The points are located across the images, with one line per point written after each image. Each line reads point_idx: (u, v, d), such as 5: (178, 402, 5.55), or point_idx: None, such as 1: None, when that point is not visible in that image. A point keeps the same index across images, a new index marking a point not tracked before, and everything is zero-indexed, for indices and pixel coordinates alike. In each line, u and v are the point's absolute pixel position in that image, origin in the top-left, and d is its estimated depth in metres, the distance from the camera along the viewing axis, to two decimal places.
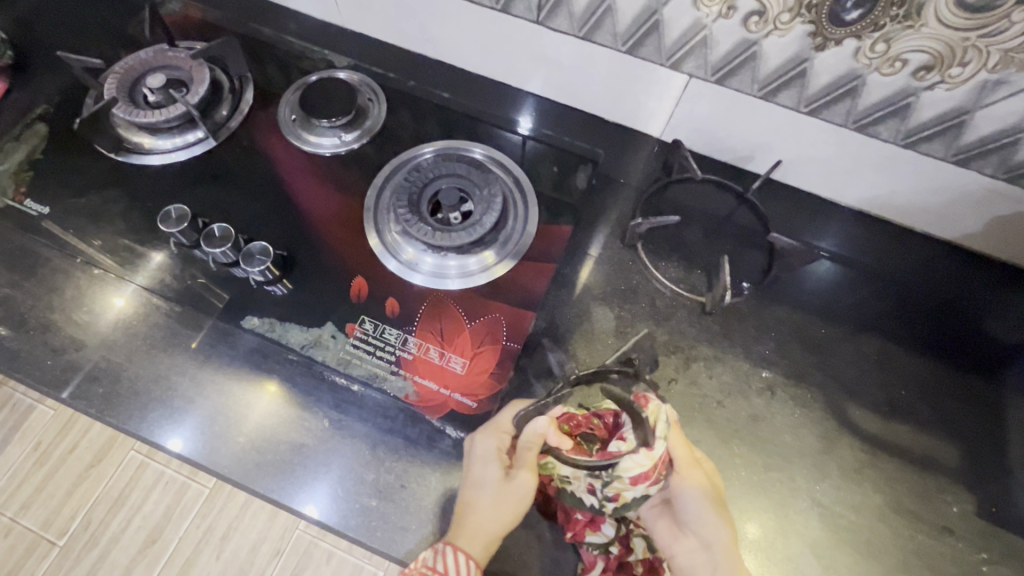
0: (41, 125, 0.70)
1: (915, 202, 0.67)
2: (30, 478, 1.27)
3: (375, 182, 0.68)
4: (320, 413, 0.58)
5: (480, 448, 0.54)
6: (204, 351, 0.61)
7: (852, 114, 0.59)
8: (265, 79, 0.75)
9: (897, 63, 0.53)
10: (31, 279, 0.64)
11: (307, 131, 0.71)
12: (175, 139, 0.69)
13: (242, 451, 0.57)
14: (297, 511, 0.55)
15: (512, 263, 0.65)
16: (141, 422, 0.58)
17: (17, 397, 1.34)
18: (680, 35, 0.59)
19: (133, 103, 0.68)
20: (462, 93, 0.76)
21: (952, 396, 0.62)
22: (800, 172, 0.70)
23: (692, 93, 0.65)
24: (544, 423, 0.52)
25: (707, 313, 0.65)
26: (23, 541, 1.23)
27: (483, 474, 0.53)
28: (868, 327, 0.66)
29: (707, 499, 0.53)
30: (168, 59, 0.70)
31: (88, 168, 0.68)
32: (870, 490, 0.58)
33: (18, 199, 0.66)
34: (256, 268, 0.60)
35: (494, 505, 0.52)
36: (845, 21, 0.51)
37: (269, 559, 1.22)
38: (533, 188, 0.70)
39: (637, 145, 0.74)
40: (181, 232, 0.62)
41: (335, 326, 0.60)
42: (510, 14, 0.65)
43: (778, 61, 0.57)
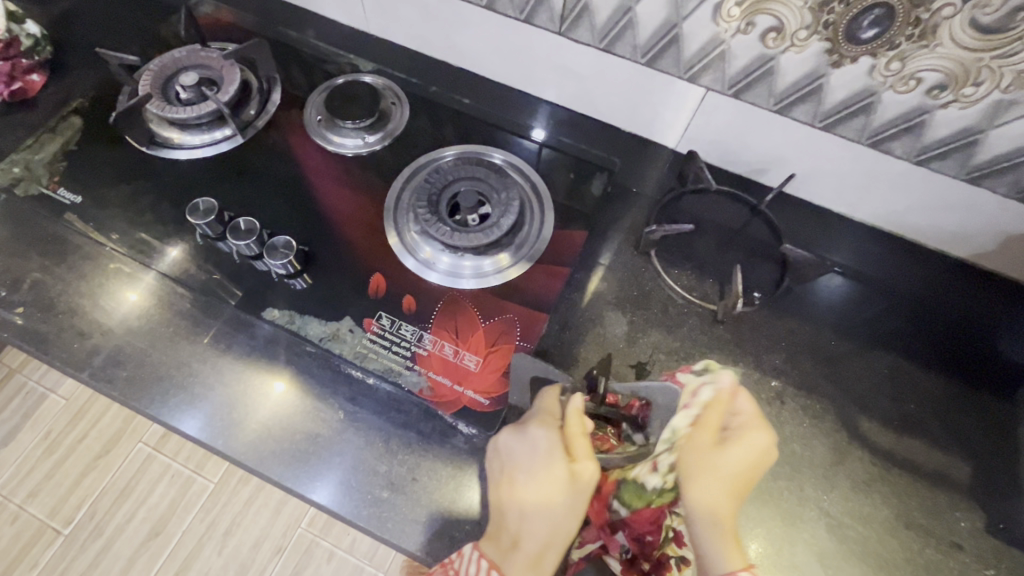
0: (77, 118, 0.72)
1: (927, 220, 0.68)
2: (38, 467, 1.28)
3: (396, 183, 0.70)
4: (335, 405, 0.60)
5: (545, 454, 0.47)
6: (226, 340, 0.62)
7: (867, 130, 0.60)
8: (292, 80, 0.77)
9: (911, 82, 0.55)
10: (61, 265, 0.66)
11: (332, 132, 0.73)
12: (203, 136, 0.72)
13: (259, 439, 0.58)
14: (310, 500, 0.56)
15: (526, 266, 0.66)
16: (162, 406, 0.59)
17: (30, 385, 1.36)
18: (699, 49, 0.61)
19: (166, 100, 0.71)
20: (483, 100, 0.78)
21: (964, 413, 0.63)
22: (812, 187, 0.71)
23: (709, 105, 0.66)
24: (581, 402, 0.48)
25: (718, 321, 0.66)
26: (28, 529, 1.24)
27: (545, 475, 0.46)
28: (878, 342, 0.66)
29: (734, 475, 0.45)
30: (202, 59, 0.73)
31: (120, 160, 0.70)
32: (879, 502, 0.58)
33: (52, 187, 0.68)
34: (279, 260, 0.62)
35: (556, 522, 0.45)
36: (861, 39, 0.53)
37: (271, 556, 1.23)
38: (550, 194, 0.71)
39: (653, 156, 0.75)
40: (207, 224, 0.64)
41: (353, 320, 0.62)
42: (533, 25, 0.67)
43: (794, 77, 0.59)
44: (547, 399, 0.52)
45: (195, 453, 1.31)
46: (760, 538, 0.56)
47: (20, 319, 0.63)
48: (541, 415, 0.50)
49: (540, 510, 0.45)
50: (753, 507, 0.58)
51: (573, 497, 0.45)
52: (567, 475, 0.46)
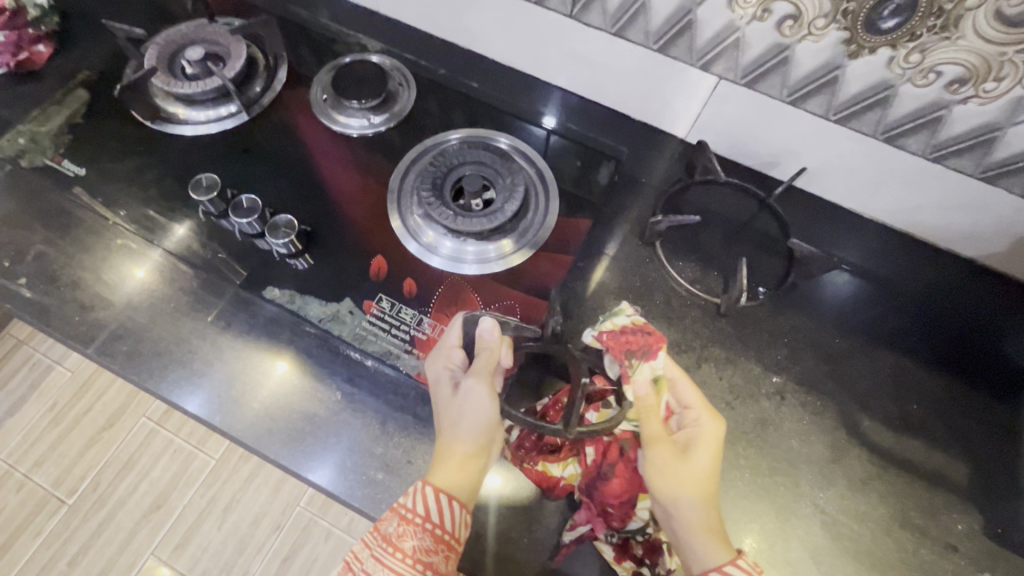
0: (83, 90, 0.72)
1: (939, 219, 0.66)
2: (44, 437, 1.30)
3: (400, 165, 0.69)
4: (333, 385, 0.59)
5: (468, 386, 0.53)
6: (225, 317, 0.62)
7: (882, 124, 0.59)
8: (299, 57, 0.76)
9: (930, 75, 0.53)
10: (64, 238, 0.66)
11: (338, 111, 0.72)
12: (209, 112, 0.71)
13: (256, 416, 0.58)
14: (307, 479, 0.57)
15: (528, 253, 0.66)
16: (161, 381, 0.60)
17: (36, 357, 1.37)
18: (713, 36, 0.59)
19: (172, 75, 0.70)
20: (491, 84, 0.77)
21: (967, 416, 0.62)
22: (822, 182, 0.69)
23: (721, 95, 0.65)
24: (489, 325, 0.56)
25: (721, 315, 0.65)
26: (33, 498, 1.26)
27: (444, 395, 0.54)
28: (883, 342, 0.66)
29: (676, 481, 0.51)
30: (208, 33, 0.72)
31: (124, 134, 0.70)
32: (875, 501, 0.58)
33: (57, 159, 0.68)
34: (280, 239, 0.61)
35: (474, 422, 0.52)
36: (881, 29, 0.51)
37: (269, 533, 1.25)
38: (556, 181, 0.70)
39: (662, 145, 0.74)
40: (210, 202, 0.64)
41: (353, 302, 0.62)
42: (544, 7, 0.66)
43: (810, 67, 0.57)
44: (455, 326, 0.57)
45: (198, 429, 1.33)
46: (752, 533, 0.56)
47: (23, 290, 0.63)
48: (443, 358, 0.56)
49: (453, 422, 0.53)
50: (749, 502, 0.57)
51: (464, 407, 0.53)
52: (455, 390, 0.54)
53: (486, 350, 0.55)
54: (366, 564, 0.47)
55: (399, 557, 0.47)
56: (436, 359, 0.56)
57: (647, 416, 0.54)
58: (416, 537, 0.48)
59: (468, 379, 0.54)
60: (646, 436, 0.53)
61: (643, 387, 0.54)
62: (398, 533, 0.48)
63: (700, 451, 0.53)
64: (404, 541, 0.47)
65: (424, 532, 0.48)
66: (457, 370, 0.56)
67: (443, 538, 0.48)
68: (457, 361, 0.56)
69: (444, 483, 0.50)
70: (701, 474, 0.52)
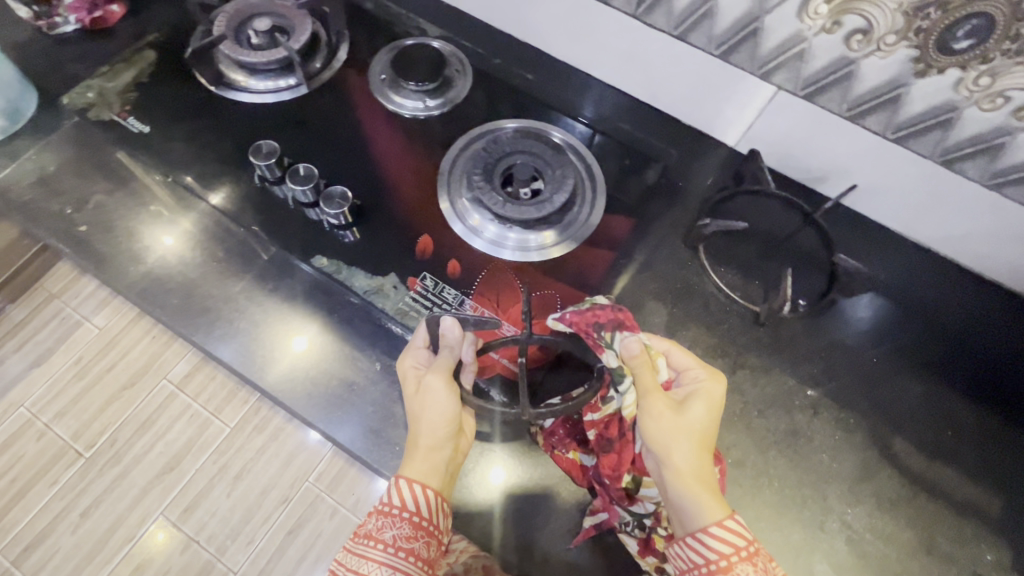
0: (151, 51, 0.74)
1: (987, 248, 0.66)
2: (67, 390, 1.33)
3: (452, 149, 0.70)
4: (371, 356, 0.62)
5: (429, 384, 0.55)
6: (272, 281, 0.65)
7: (940, 147, 0.59)
8: (360, 36, 0.78)
9: (998, 100, 0.53)
10: (126, 193, 0.68)
11: (394, 92, 0.74)
12: (269, 82, 0.73)
13: (295, 377, 0.61)
14: (338, 442, 0.59)
15: (571, 246, 0.66)
16: (207, 335, 0.63)
17: (67, 311, 1.41)
18: (777, 45, 0.60)
19: (238, 43, 0.72)
20: (546, 78, 0.78)
21: (1001, 448, 0.61)
22: (871, 202, 0.69)
23: (778, 105, 0.65)
24: (450, 324, 0.56)
25: (759, 324, 0.65)
26: (52, 448, 1.29)
27: (411, 392, 0.56)
28: (920, 366, 0.65)
29: (667, 431, 0.53)
30: (275, 6, 0.74)
31: (188, 96, 0.72)
32: (903, 523, 0.58)
33: (123, 115, 0.70)
34: (333, 210, 0.63)
35: (437, 418, 0.54)
36: (953, 50, 0.51)
37: (277, 505, 1.27)
38: (603, 177, 0.70)
39: (711, 151, 0.74)
40: (268, 166, 0.65)
41: (397, 277, 0.63)
42: (608, 5, 0.67)
43: (873, 84, 0.57)
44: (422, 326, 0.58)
45: (215, 396, 1.35)
46: (776, 541, 0.56)
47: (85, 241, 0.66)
48: (412, 358, 0.57)
49: (419, 415, 0.55)
50: (776, 511, 0.57)
51: (424, 406, 0.55)
52: (417, 388, 0.56)
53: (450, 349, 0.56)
54: (353, 561, 0.50)
55: (382, 550, 0.50)
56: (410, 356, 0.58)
57: (643, 368, 0.54)
58: (395, 527, 0.50)
59: (430, 376, 0.55)
60: (642, 386, 0.54)
61: (633, 348, 0.55)
62: (377, 527, 0.51)
63: (697, 407, 0.53)
64: (385, 532, 0.50)
65: (401, 521, 0.51)
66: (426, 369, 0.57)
67: (422, 524, 0.51)
68: (424, 360, 0.57)
69: (413, 474, 0.52)
70: (696, 429, 0.53)
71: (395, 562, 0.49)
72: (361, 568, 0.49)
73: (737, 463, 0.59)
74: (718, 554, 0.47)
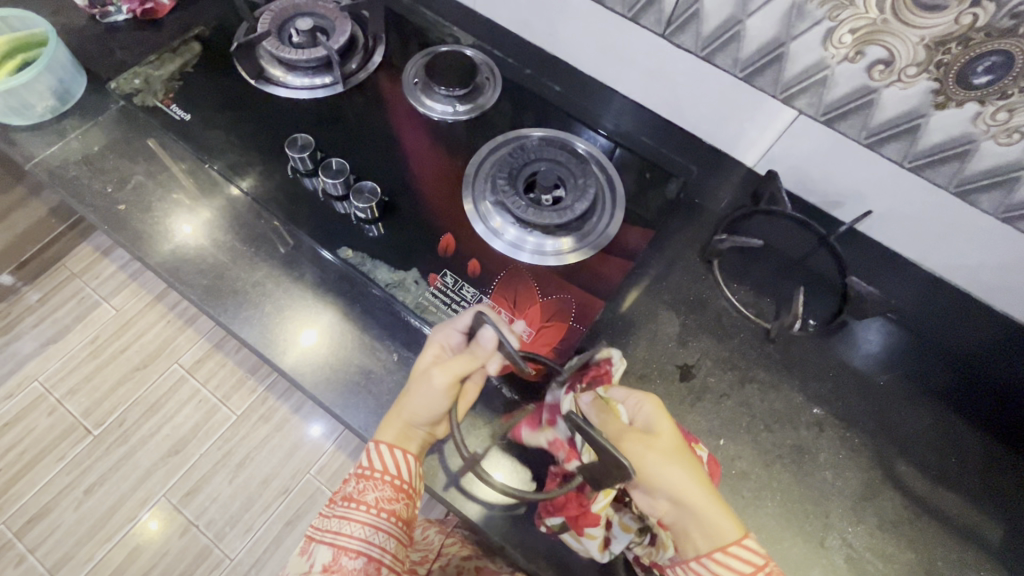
0: (197, 44, 0.77)
1: (999, 281, 0.67)
2: (81, 368, 1.36)
3: (479, 153, 0.73)
4: (389, 347, 0.65)
5: (432, 378, 0.54)
6: (299, 269, 0.68)
7: (956, 178, 0.60)
8: (396, 41, 0.81)
9: (1015, 135, 0.54)
10: (169, 181, 0.73)
11: (426, 95, 0.76)
12: (306, 79, 0.76)
13: (314, 362, 0.63)
14: (351, 427, 0.61)
15: (588, 253, 0.67)
16: (232, 316, 0.66)
17: (86, 291, 1.44)
18: (801, 71, 0.61)
19: (281, 41, 0.75)
20: (573, 91, 0.80)
21: (1006, 478, 0.62)
22: (885, 228, 0.70)
23: (798, 129, 0.67)
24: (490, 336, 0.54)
25: (769, 340, 0.66)
26: (62, 424, 1.31)
27: (421, 366, 0.56)
28: (927, 392, 0.66)
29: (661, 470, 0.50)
30: (318, 7, 0.77)
31: (229, 88, 0.75)
32: (903, 545, 0.58)
33: (166, 102, 0.73)
34: (362, 203, 0.65)
35: (427, 407, 0.54)
36: (973, 84, 0.53)
37: (277, 495, 1.28)
38: (624, 189, 0.72)
39: (730, 170, 0.76)
40: (302, 158, 0.68)
41: (419, 272, 0.65)
42: (638, 24, 0.69)
43: (893, 113, 0.59)
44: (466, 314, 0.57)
45: (225, 383, 1.37)
46: (777, 554, 0.57)
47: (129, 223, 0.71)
48: (442, 334, 0.57)
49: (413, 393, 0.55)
50: (778, 524, 0.58)
51: (419, 388, 0.54)
52: (427, 366, 0.55)
53: (474, 352, 0.54)
54: (333, 522, 0.56)
55: (364, 510, 0.55)
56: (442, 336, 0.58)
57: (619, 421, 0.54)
58: (376, 490, 0.55)
59: (437, 368, 0.54)
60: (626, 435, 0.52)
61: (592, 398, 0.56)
62: (359, 490, 0.56)
63: (668, 427, 0.53)
64: (366, 495, 0.55)
65: (382, 484, 0.55)
66: (448, 352, 0.57)
67: (402, 485, 0.55)
68: (451, 344, 0.57)
69: (387, 437, 0.55)
70: (678, 448, 0.52)
71: (375, 522, 0.54)
72: (343, 527, 0.55)
73: (741, 475, 0.60)
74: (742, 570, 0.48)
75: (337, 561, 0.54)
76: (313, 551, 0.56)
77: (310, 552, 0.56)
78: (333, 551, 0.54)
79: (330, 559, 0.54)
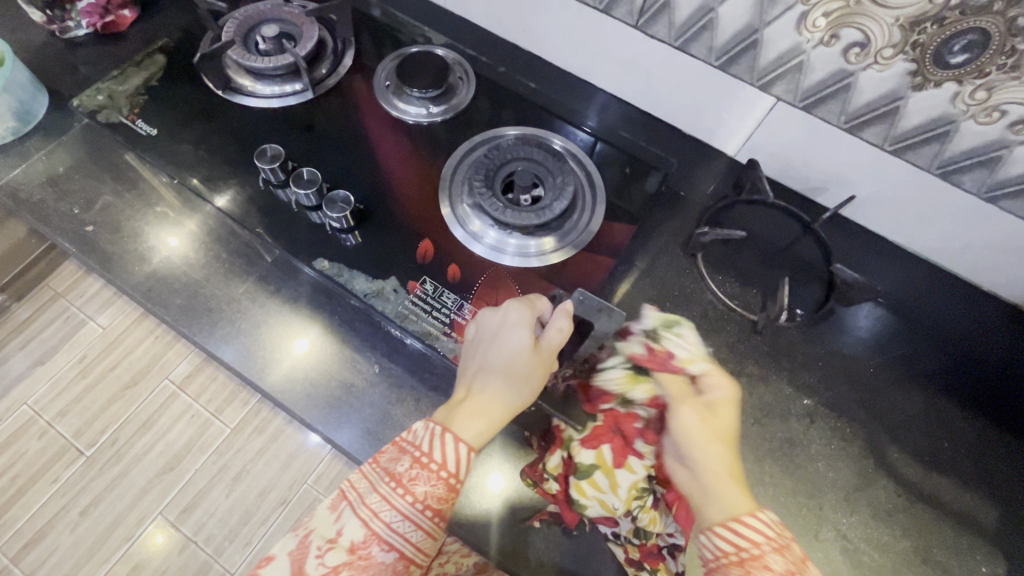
0: (161, 56, 0.75)
1: (986, 260, 0.66)
2: (70, 389, 1.34)
3: (455, 156, 0.71)
4: (370, 359, 0.65)
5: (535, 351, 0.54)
6: (276, 285, 0.68)
7: (938, 159, 0.59)
8: (367, 43, 0.79)
9: (994, 113, 0.53)
10: (143, 202, 0.72)
11: (399, 98, 0.75)
12: (275, 87, 0.74)
13: (295, 378, 0.64)
14: (334, 442, 0.61)
15: (570, 252, 0.66)
16: (209, 335, 0.66)
17: (71, 310, 1.42)
18: (777, 57, 0.60)
19: (246, 49, 0.73)
20: (549, 87, 0.79)
21: (999, 459, 0.61)
22: (869, 212, 0.69)
23: (777, 116, 0.66)
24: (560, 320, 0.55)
25: (757, 332, 0.66)
26: (54, 446, 1.29)
27: (510, 351, 0.54)
28: (917, 377, 0.65)
29: (703, 435, 0.53)
30: (284, 13, 0.75)
31: (196, 100, 0.73)
32: (898, 533, 0.58)
33: (131, 118, 0.71)
34: (336, 213, 0.64)
35: (525, 388, 0.53)
36: (949, 64, 0.52)
37: (275, 507, 1.27)
38: (604, 184, 0.71)
39: (711, 161, 0.75)
40: (272, 170, 0.66)
41: (397, 281, 0.63)
42: (611, 16, 0.67)
43: (871, 96, 0.58)
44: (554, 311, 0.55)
45: (217, 397, 1.36)
46: None
47: (102, 245, 0.70)
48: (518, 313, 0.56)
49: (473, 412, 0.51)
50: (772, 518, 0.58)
51: (519, 363, 0.54)
52: (526, 343, 0.54)
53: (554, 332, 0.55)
54: (374, 499, 0.47)
55: (409, 501, 0.46)
56: (486, 355, 0.54)
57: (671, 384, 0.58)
58: (429, 483, 0.47)
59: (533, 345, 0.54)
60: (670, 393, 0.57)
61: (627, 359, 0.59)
62: (409, 475, 0.47)
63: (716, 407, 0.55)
64: (415, 484, 0.47)
65: (434, 478, 0.47)
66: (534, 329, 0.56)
67: (455, 485, 0.48)
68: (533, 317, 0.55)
69: (466, 432, 0.49)
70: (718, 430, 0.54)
71: (418, 518, 0.47)
72: (382, 513, 0.46)
73: None
74: (752, 541, 0.45)
75: (366, 546, 0.46)
76: (343, 516, 0.47)
77: (340, 512, 0.48)
78: (363, 532, 0.46)
79: (359, 539, 0.46)
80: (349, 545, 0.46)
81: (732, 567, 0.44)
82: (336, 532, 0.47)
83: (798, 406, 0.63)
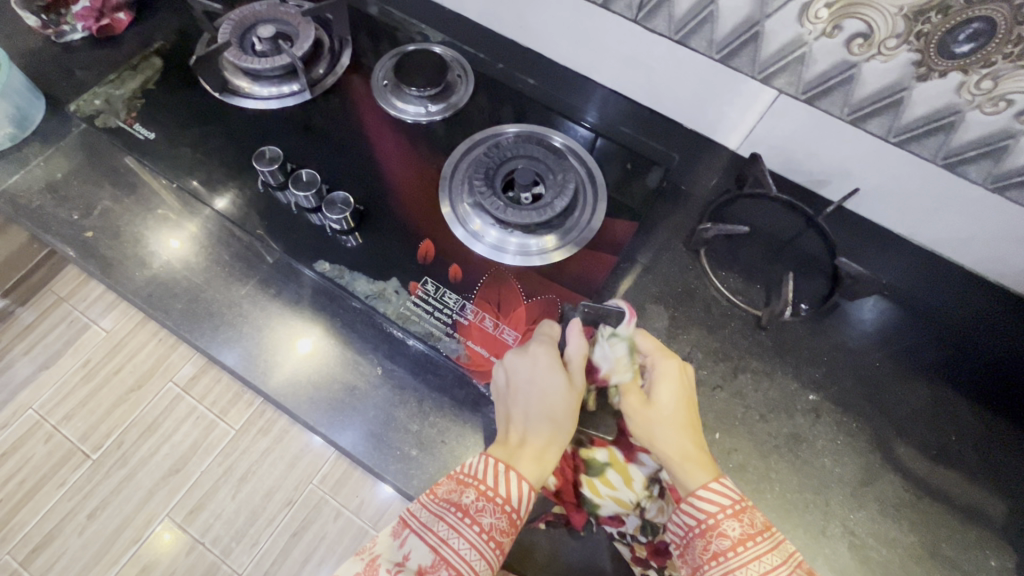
0: (157, 59, 0.74)
1: (992, 251, 0.65)
2: (75, 392, 1.35)
3: (455, 155, 0.71)
4: (372, 361, 0.64)
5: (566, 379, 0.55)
6: (277, 288, 0.68)
7: (943, 150, 0.58)
8: (364, 41, 0.78)
9: (1001, 103, 0.52)
10: (143, 206, 0.72)
11: (397, 97, 0.74)
12: (272, 88, 0.73)
13: (297, 382, 0.64)
14: (337, 445, 0.61)
15: (571, 250, 0.65)
16: (210, 339, 0.66)
17: (75, 314, 1.42)
18: (778, 49, 0.59)
19: (242, 50, 0.72)
20: (548, 83, 0.78)
21: (1005, 451, 0.61)
22: (874, 205, 0.69)
23: (779, 109, 0.65)
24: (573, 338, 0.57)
25: (762, 328, 0.65)
26: (61, 450, 1.30)
27: (546, 387, 0.55)
28: (924, 370, 0.65)
29: (649, 418, 0.54)
30: (279, 13, 0.74)
31: (193, 103, 0.72)
32: (906, 528, 0.57)
33: (128, 122, 0.71)
34: (335, 215, 0.63)
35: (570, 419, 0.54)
36: (955, 53, 0.51)
37: (281, 507, 1.28)
38: (605, 181, 0.70)
39: (713, 155, 0.74)
40: (271, 172, 0.66)
41: (398, 282, 0.63)
42: (610, 10, 0.66)
43: (875, 87, 0.57)
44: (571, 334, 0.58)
45: (221, 399, 1.36)
46: None
47: (102, 250, 0.70)
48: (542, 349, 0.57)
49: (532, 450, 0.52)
50: (779, 513, 0.57)
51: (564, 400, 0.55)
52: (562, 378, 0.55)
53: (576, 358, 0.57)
54: (439, 527, 0.48)
55: (475, 531, 0.48)
56: (540, 398, 0.54)
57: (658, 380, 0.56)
58: (493, 515, 0.48)
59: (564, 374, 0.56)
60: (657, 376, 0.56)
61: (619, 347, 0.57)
62: (475, 507, 0.48)
63: (666, 391, 0.55)
64: (481, 516, 0.48)
65: (498, 510, 0.49)
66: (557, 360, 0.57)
67: (516, 520, 0.49)
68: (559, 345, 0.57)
69: (531, 473, 0.50)
70: (666, 417, 0.54)
71: (486, 551, 0.47)
72: (450, 541, 0.47)
73: (738, 467, 0.59)
74: (706, 513, 0.49)
75: (433, 571, 0.47)
76: (409, 542, 0.49)
77: (404, 538, 0.49)
78: (431, 557, 0.47)
79: (427, 563, 0.47)
80: (416, 569, 0.47)
81: (696, 538, 0.49)
82: (403, 557, 0.48)
83: (804, 402, 0.62)
